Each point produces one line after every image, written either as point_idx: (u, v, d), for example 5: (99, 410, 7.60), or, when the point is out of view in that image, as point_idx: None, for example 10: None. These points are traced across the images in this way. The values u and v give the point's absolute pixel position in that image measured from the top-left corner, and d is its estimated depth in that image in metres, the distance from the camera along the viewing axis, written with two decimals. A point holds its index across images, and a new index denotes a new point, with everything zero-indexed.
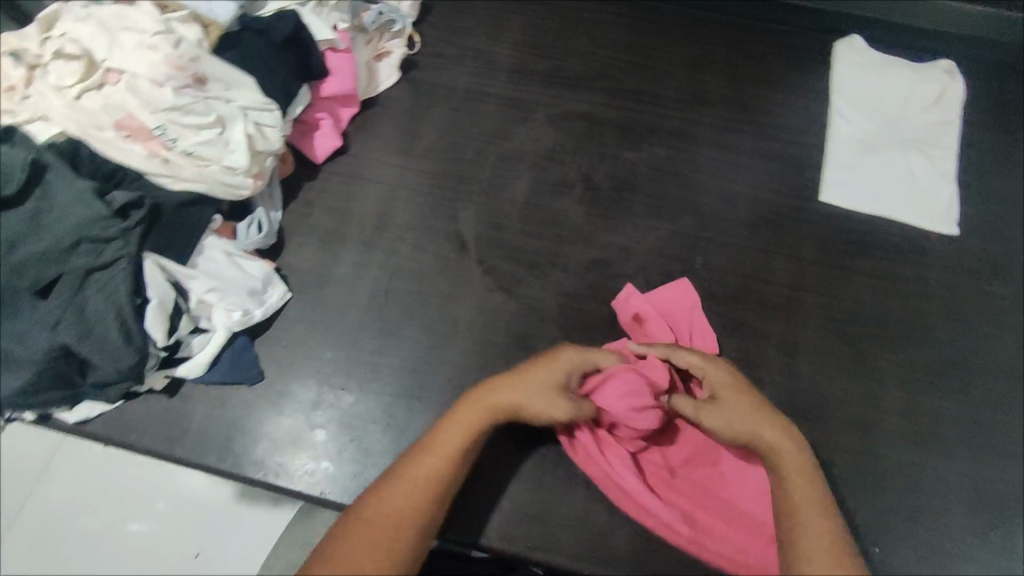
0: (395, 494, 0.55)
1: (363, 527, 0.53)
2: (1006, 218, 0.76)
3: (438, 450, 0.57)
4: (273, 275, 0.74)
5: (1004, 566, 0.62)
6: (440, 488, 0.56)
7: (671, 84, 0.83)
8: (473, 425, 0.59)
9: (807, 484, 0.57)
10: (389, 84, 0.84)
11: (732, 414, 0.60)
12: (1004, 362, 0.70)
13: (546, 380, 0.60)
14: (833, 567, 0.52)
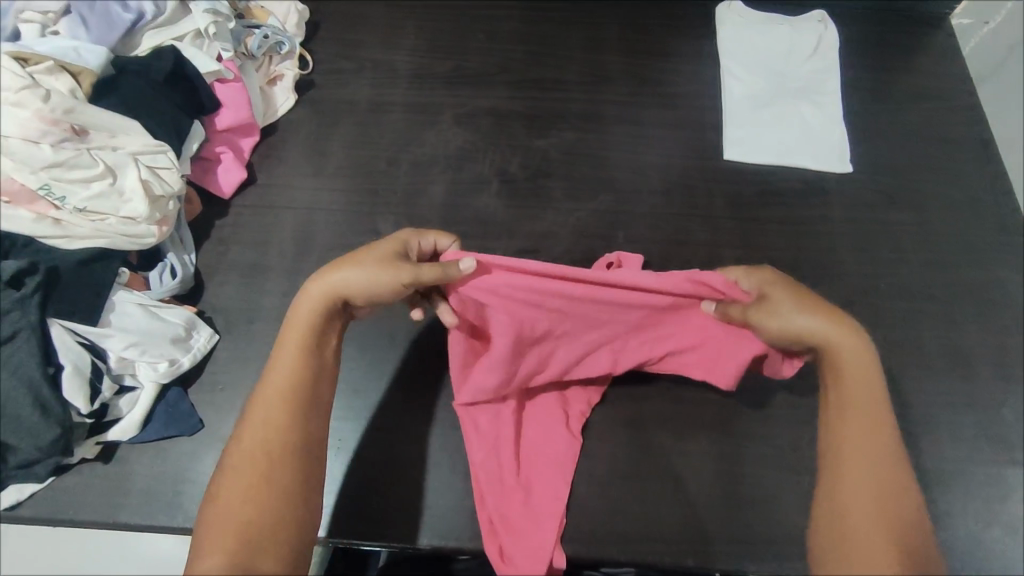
0: (257, 429, 0.58)
1: (240, 466, 0.56)
2: (888, 151, 0.88)
3: (284, 366, 0.60)
4: (196, 319, 0.72)
5: (930, 462, 0.70)
6: (293, 392, 0.59)
7: (570, 68, 0.93)
8: (308, 333, 0.61)
9: (863, 375, 0.59)
10: (288, 107, 0.88)
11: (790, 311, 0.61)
12: (902, 279, 0.79)
13: (375, 255, 0.62)
14: (872, 451, 0.57)
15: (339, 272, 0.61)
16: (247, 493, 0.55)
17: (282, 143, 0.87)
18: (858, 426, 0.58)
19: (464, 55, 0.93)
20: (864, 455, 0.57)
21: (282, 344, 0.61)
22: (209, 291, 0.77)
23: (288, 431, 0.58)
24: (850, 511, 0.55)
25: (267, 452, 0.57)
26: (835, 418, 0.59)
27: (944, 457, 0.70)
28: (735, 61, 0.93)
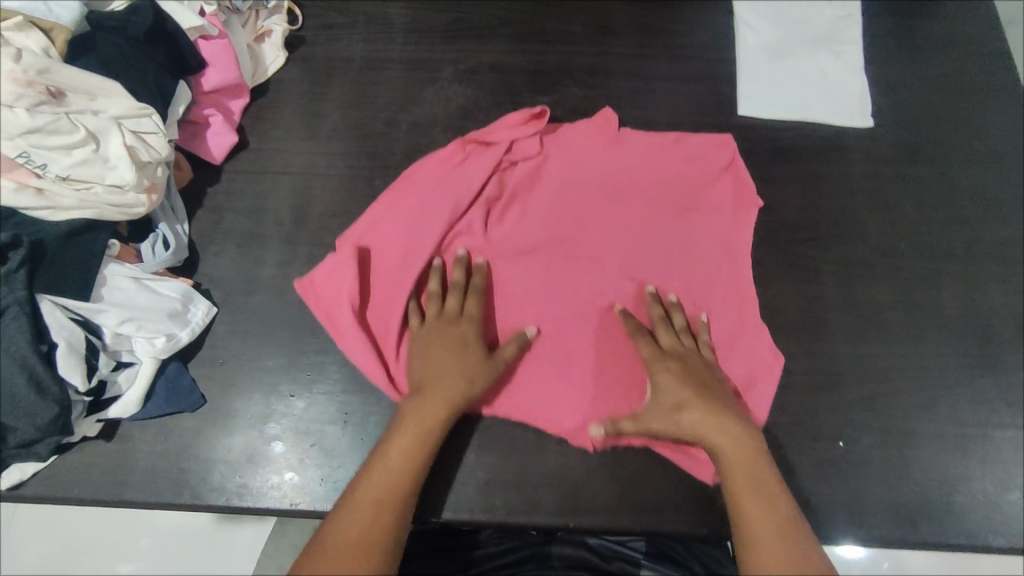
0: (365, 498, 0.58)
1: (327, 549, 0.54)
2: (911, 104, 0.84)
3: (391, 467, 0.60)
4: (193, 292, 0.69)
5: (951, 430, 0.68)
6: (391, 498, 0.58)
7: (575, 18, 0.88)
8: (423, 434, 0.61)
9: (743, 469, 0.59)
10: (278, 66, 0.84)
11: (676, 409, 0.62)
12: (925, 239, 0.76)
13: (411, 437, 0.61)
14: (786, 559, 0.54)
15: (400, 434, 0.61)
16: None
17: (274, 104, 0.82)
18: (765, 545, 0.55)
19: (463, 6, 0.88)
20: (760, 517, 0.57)
21: (399, 429, 0.61)
22: (205, 262, 0.73)
23: (380, 539, 0.56)
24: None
25: (363, 543, 0.55)
26: (742, 525, 0.57)
27: (965, 422, 0.69)
28: (750, 10, 0.88)
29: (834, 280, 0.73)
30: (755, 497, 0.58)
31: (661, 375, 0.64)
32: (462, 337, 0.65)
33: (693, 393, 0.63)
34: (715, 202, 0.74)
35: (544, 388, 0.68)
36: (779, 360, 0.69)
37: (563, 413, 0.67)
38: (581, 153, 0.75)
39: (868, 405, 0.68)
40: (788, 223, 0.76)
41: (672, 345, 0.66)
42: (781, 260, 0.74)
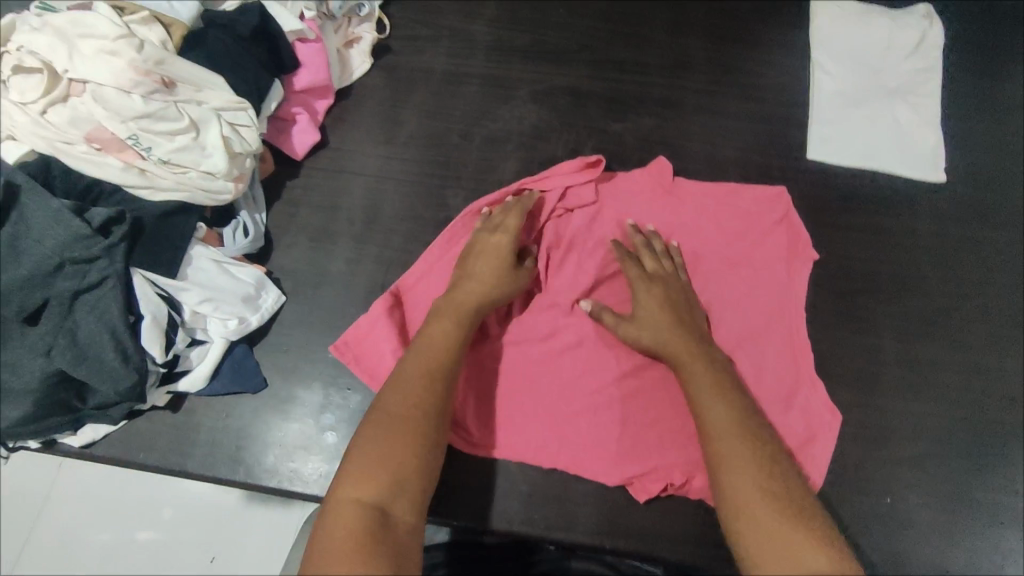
0: (407, 384, 0.56)
1: (373, 422, 0.53)
2: (985, 164, 0.83)
3: (435, 343, 0.60)
4: (266, 280, 0.72)
5: (1001, 500, 0.67)
6: (439, 367, 0.58)
7: (652, 49, 0.90)
8: (462, 316, 0.63)
9: (710, 376, 0.61)
10: (363, 71, 0.87)
11: (648, 325, 0.66)
12: (990, 303, 0.75)
13: (451, 337, 0.61)
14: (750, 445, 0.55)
15: (441, 325, 0.62)
16: (393, 449, 0.51)
17: (355, 107, 0.86)
18: (731, 435, 0.56)
19: (544, 29, 0.91)
20: (714, 413, 0.58)
21: (428, 335, 0.61)
22: (278, 252, 0.77)
23: (432, 406, 0.55)
24: (740, 475, 0.53)
25: (408, 414, 0.54)
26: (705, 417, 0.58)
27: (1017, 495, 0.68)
28: (827, 55, 0.89)
29: (892, 333, 0.73)
30: (718, 401, 0.59)
31: (641, 293, 0.68)
32: (496, 240, 0.68)
33: (665, 312, 0.67)
34: (770, 266, 0.74)
35: (597, 437, 0.68)
36: (837, 417, 0.68)
37: (617, 466, 0.67)
38: (631, 202, 0.76)
39: (917, 464, 0.68)
40: (850, 272, 0.76)
41: (656, 268, 0.70)
42: (840, 307, 0.74)
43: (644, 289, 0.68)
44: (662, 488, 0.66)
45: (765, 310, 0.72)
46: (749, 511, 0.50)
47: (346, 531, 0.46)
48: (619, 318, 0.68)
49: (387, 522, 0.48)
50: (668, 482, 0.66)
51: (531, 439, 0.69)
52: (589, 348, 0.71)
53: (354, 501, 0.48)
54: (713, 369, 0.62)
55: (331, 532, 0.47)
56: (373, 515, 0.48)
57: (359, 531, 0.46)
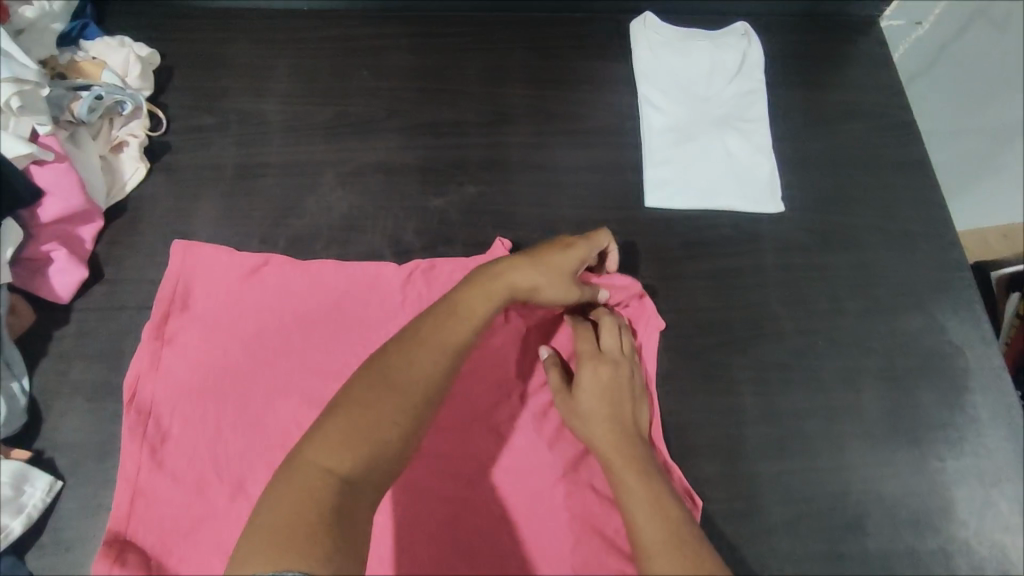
0: (412, 353, 0.55)
1: (376, 383, 0.53)
2: (822, 183, 0.81)
3: (465, 317, 0.58)
4: (29, 470, 0.59)
5: (879, 553, 0.64)
6: (448, 349, 0.56)
7: (470, 105, 0.82)
8: (497, 292, 0.60)
9: (643, 482, 0.61)
10: (138, 179, 0.75)
11: (592, 418, 0.65)
12: (844, 334, 0.73)
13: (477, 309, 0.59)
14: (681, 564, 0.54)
15: (480, 293, 0.60)
16: (376, 420, 0.52)
17: (133, 225, 0.74)
18: (663, 553, 0.55)
19: (347, 99, 0.81)
20: (651, 530, 0.57)
21: (450, 313, 0.58)
22: (48, 425, 0.64)
23: (441, 384, 0.55)
24: None
25: (411, 387, 0.54)
26: (637, 530, 0.58)
27: (893, 542, 0.65)
28: (653, 88, 0.84)
29: (752, 388, 0.69)
30: (650, 511, 0.58)
31: (587, 376, 0.66)
32: (579, 252, 0.64)
33: (607, 405, 0.65)
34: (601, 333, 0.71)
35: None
36: (696, 505, 0.65)
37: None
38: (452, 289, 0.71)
39: (789, 531, 0.65)
40: (701, 325, 0.72)
41: (613, 347, 0.67)
42: (695, 369, 0.70)
43: (590, 376, 0.66)
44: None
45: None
46: None
47: (300, 499, 0.47)
48: (569, 402, 0.66)
49: (351, 493, 0.49)
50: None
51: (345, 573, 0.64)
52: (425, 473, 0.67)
53: (323, 469, 0.49)
54: (646, 471, 0.61)
55: (284, 495, 0.48)
56: (336, 486, 0.49)
57: (323, 502, 0.47)
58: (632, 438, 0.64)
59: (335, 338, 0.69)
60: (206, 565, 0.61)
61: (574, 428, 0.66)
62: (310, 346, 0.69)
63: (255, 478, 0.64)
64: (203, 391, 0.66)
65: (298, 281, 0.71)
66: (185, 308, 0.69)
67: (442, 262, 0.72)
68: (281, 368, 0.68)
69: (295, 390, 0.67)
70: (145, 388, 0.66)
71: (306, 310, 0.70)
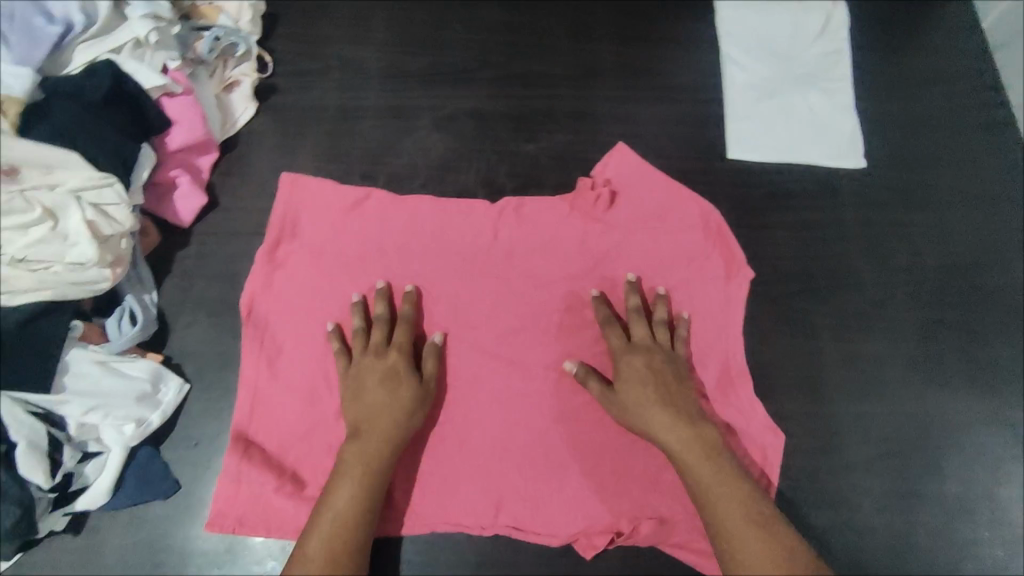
0: (319, 534, 0.58)
1: (328, 531, 0.58)
2: (903, 143, 0.82)
3: (338, 508, 0.60)
4: (163, 370, 0.65)
5: (953, 493, 0.68)
6: (352, 524, 0.59)
7: (557, 58, 0.85)
8: (366, 463, 0.62)
9: (699, 460, 0.63)
10: (248, 117, 0.80)
11: (634, 405, 0.66)
12: (922, 288, 0.75)
13: (348, 503, 0.60)
14: (752, 535, 0.59)
15: (343, 480, 0.61)
16: (331, 569, 0.56)
17: (244, 159, 0.79)
18: (732, 528, 0.59)
19: (441, 50, 0.85)
20: (720, 507, 0.61)
21: (333, 486, 0.61)
22: (175, 333, 0.70)
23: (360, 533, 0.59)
24: (747, 565, 0.57)
25: (333, 527, 0.58)
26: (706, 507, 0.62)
27: (967, 483, 0.68)
28: (737, 47, 0.86)
29: (830, 334, 0.73)
30: (712, 485, 0.62)
31: (624, 367, 0.68)
32: (390, 367, 0.66)
33: (646, 390, 0.66)
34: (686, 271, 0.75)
35: (534, 494, 0.69)
36: (779, 437, 0.69)
37: (558, 520, 0.68)
38: (544, 226, 0.76)
39: (865, 466, 0.68)
40: (781, 274, 0.75)
41: (644, 337, 0.70)
42: (773, 314, 0.74)
43: (631, 364, 0.68)
44: (607, 540, 0.67)
45: (698, 332, 0.73)
46: None
47: None
48: (605, 387, 0.68)
49: None
50: (613, 533, 0.67)
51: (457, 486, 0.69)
52: (520, 396, 0.71)
53: None
54: (697, 451, 0.63)
55: None
56: None
57: None
58: (678, 417, 0.65)
59: (431, 271, 0.74)
60: (326, 470, 0.67)
61: (615, 413, 0.67)
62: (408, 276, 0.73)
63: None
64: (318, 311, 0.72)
65: (400, 214, 0.75)
66: (294, 237, 0.74)
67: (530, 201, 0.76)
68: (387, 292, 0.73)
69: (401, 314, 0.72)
70: (261, 307, 0.71)
71: (405, 244, 0.74)
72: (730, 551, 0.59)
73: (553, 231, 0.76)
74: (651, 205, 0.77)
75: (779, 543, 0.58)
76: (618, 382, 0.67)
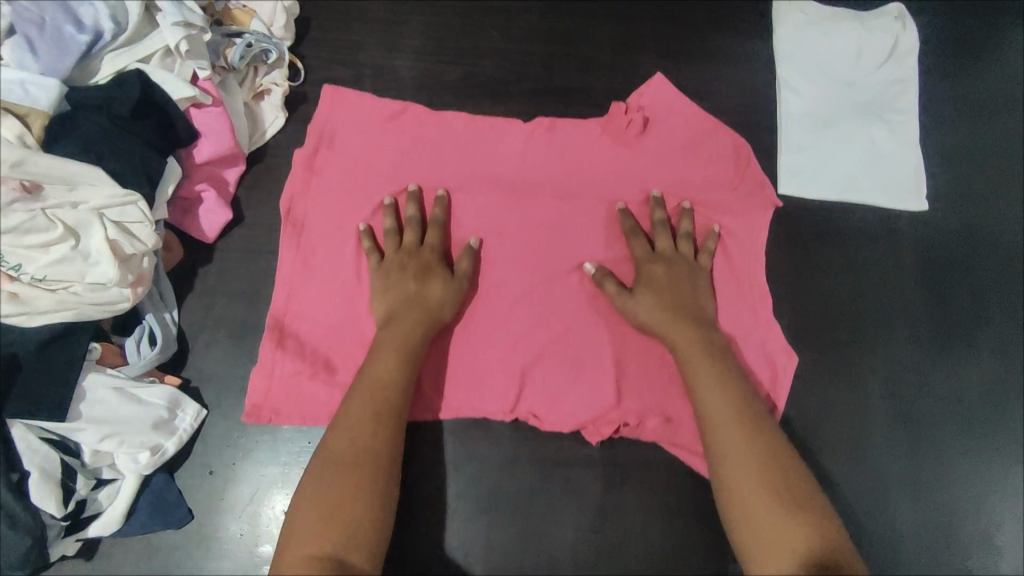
0: (360, 396, 0.59)
1: (360, 396, 0.59)
2: (968, 183, 0.77)
3: (381, 382, 0.60)
4: (181, 396, 0.63)
5: (995, 553, 0.68)
6: (387, 399, 0.59)
7: (600, 73, 0.80)
8: (404, 347, 0.62)
9: (709, 361, 0.62)
10: (277, 127, 0.77)
11: (649, 300, 0.65)
12: (981, 344, 0.72)
13: (387, 372, 0.60)
14: (744, 432, 0.57)
15: (382, 351, 0.61)
16: (362, 427, 0.57)
17: (271, 172, 0.76)
18: (724, 423, 0.58)
19: (479, 59, 0.81)
20: (716, 405, 0.59)
21: (373, 356, 0.62)
22: (195, 354, 0.68)
23: (397, 407, 0.59)
24: (731, 457, 0.57)
25: (377, 393, 0.59)
26: (700, 402, 0.60)
27: (1008, 545, 0.68)
28: (793, 70, 0.80)
29: (879, 388, 0.70)
30: (715, 382, 0.61)
31: (644, 268, 0.67)
32: (427, 252, 0.67)
33: (665, 289, 0.66)
34: (720, 203, 0.73)
35: (554, 389, 0.67)
36: (792, 358, 0.70)
37: (572, 411, 0.66)
38: (577, 145, 0.74)
39: (906, 522, 0.67)
40: (830, 319, 0.72)
41: (667, 247, 0.69)
42: (820, 364, 0.70)
43: (652, 267, 0.67)
44: (613, 430, 0.66)
45: (723, 250, 0.72)
46: (733, 494, 0.55)
47: (338, 478, 0.54)
48: (622, 289, 0.66)
49: (348, 481, 0.54)
50: (619, 424, 0.66)
51: (471, 385, 0.67)
52: (544, 312, 0.69)
53: (342, 446, 0.56)
54: (710, 353, 0.63)
55: (315, 491, 0.54)
56: (349, 469, 0.55)
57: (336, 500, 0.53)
58: (694, 321, 0.65)
59: (460, 176, 0.72)
60: (355, 359, 0.67)
61: (626, 312, 0.66)
62: (438, 181, 0.72)
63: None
64: (344, 211, 0.71)
65: (431, 129, 0.73)
66: (331, 146, 0.73)
67: (563, 121, 0.74)
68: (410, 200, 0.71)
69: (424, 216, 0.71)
70: (298, 208, 0.71)
71: (435, 154, 0.73)
72: (716, 444, 0.58)
73: (587, 150, 0.74)
74: (684, 129, 0.75)
75: (767, 449, 0.57)
76: (635, 284, 0.66)
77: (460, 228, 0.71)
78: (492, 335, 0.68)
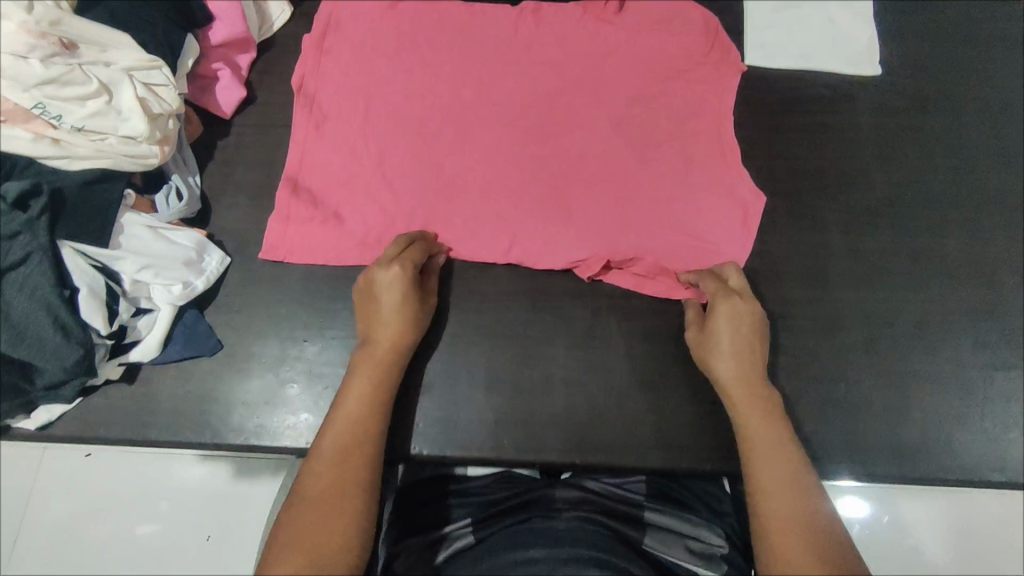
0: (343, 406, 0.61)
1: (347, 408, 0.61)
2: (920, 53, 0.83)
3: (355, 387, 0.62)
4: (207, 242, 0.71)
5: (960, 374, 0.70)
6: (373, 410, 0.61)
7: None
8: (377, 367, 0.63)
9: (757, 391, 0.62)
10: (283, 20, 0.84)
11: (719, 340, 0.65)
12: (935, 190, 0.77)
13: (372, 369, 0.63)
14: (782, 458, 0.58)
15: (365, 366, 0.63)
16: (352, 430, 0.59)
17: (280, 59, 0.83)
18: (766, 444, 0.59)
19: None
20: (761, 436, 0.60)
21: (356, 371, 0.63)
22: (217, 214, 0.76)
23: (381, 409, 0.62)
24: (766, 476, 0.57)
25: (363, 413, 0.60)
26: (744, 431, 0.61)
27: (972, 367, 0.71)
28: None
29: (840, 230, 0.75)
30: (759, 410, 0.61)
31: (716, 300, 0.66)
32: (405, 265, 0.66)
33: (733, 321, 0.65)
34: (689, 70, 0.81)
35: (543, 233, 0.75)
36: (761, 200, 0.76)
37: (559, 249, 0.74)
38: (556, 24, 0.83)
39: (867, 345, 0.71)
40: (795, 172, 0.78)
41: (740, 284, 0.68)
42: (788, 210, 0.76)
43: (721, 302, 0.66)
44: (602, 266, 0.72)
45: (694, 105, 0.80)
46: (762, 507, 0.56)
47: (332, 483, 0.56)
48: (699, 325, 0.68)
49: (343, 484, 0.56)
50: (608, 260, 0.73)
51: (467, 230, 0.74)
52: (532, 164, 0.77)
53: (332, 454, 0.57)
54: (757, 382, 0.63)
55: (307, 499, 0.55)
56: (341, 475, 0.56)
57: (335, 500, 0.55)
58: (755, 344, 0.65)
59: (453, 53, 0.82)
60: (359, 206, 0.75)
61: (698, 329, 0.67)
62: (433, 55, 0.82)
63: (394, 152, 0.77)
64: (352, 83, 0.80)
65: (428, 14, 0.84)
66: (337, 30, 0.82)
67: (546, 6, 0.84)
68: (408, 73, 0.81)
69: (422, 84, 0.80)
70: (310, 83, 0.80)
71: (432, 35, 0.83)
72: (753, 464, 0.59)
73: (566, 27, 0.83)
74: (660, 7, 0.84)
75: (797, 468, 0.58)
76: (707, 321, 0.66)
77: (453, 96, 0.80)
78: (486, 186, 0.76)
